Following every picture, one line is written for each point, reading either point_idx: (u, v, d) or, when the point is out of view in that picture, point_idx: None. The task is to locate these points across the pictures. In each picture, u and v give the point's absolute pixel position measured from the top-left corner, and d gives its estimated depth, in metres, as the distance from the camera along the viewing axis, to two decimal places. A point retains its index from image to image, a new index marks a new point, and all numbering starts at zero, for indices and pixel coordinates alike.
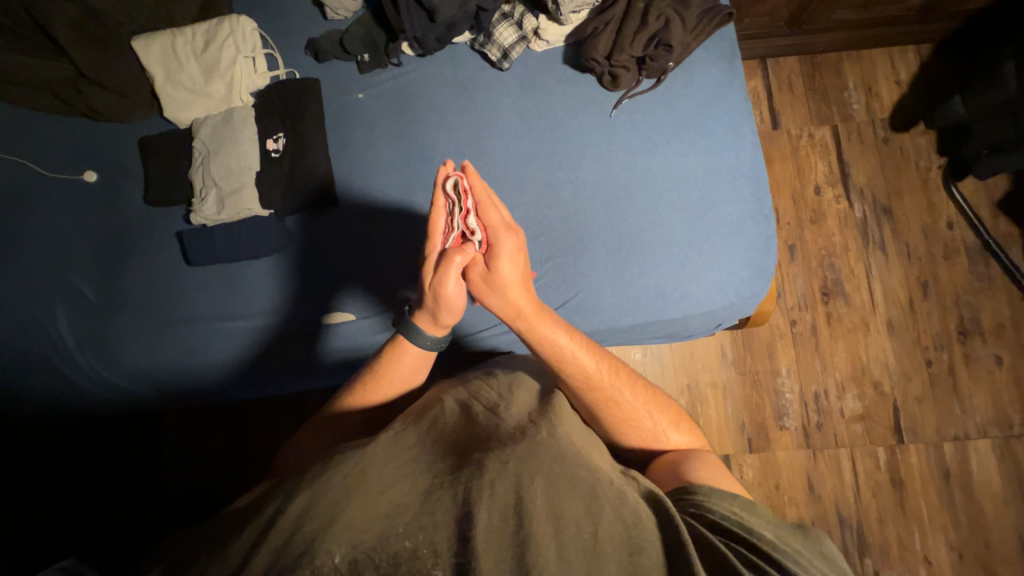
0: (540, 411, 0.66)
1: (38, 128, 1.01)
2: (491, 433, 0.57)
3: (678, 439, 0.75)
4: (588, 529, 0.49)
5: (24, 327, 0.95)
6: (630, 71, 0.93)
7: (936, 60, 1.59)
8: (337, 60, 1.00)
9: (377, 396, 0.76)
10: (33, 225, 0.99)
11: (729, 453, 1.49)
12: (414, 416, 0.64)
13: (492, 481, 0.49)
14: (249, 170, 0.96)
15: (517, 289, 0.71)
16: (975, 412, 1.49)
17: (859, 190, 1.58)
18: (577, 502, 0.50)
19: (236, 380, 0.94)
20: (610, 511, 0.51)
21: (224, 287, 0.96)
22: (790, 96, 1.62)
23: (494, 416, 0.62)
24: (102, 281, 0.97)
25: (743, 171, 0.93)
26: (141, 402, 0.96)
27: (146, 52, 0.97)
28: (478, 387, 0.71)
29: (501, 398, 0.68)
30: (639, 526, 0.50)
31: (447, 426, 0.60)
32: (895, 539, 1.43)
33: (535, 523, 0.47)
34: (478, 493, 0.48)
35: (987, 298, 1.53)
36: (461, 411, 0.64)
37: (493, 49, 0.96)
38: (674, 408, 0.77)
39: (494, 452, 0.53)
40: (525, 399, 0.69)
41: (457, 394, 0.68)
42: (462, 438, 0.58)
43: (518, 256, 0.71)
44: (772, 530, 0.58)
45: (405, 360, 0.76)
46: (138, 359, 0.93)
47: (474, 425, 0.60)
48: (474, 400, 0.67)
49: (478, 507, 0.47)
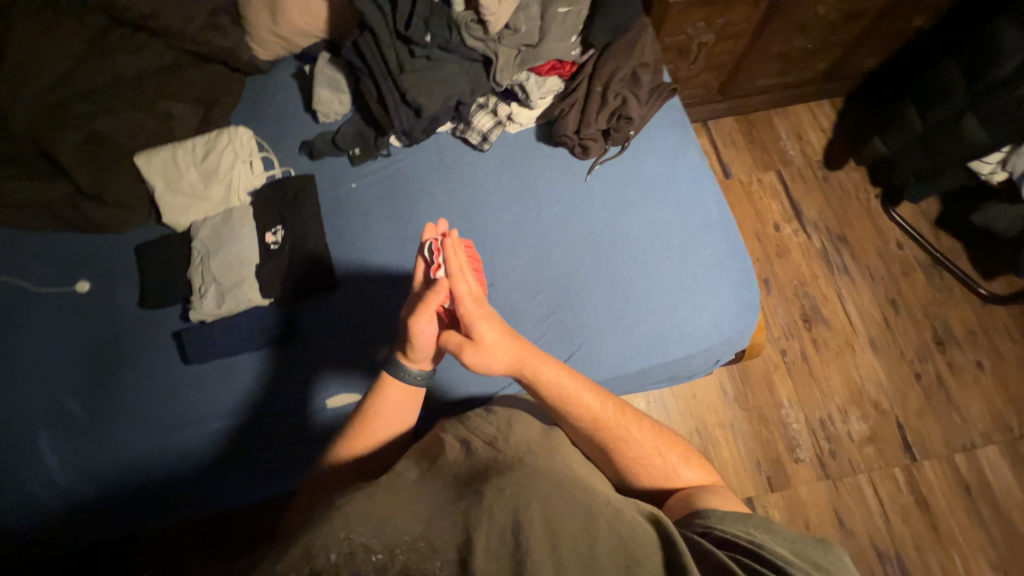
0: (539, 442, 0.66)
1: (29, 246, 1.02)
2: (491, 464, 0.58)
3: (690, 477, 0.73)
4: (585, 544, 0.50)
5: (5, 453, 0.89)
6: (598, 141, 1.04)
7: (850, 110, 1.84)
8: (330, 156, 1.09)
9: (361, 445, 0.72)
10: (17, 341, 0.96)
11: (751, 495, 1.44)
12: (415, 456, 0.64)
13: (490, 505, 0.50)
14: (249, 264, 0.99)
15: (502, 346, 0.72)
16: (975, 419, 1.52)
17: (812, 223, 1.73)
18: (575, 521, 0.51)
19: (227, 482, 0.90)
20: (607, 528, 0.52)
21: (225, 382, 0.94)
22: (735, 150, 1.81)
23: (493, 449, 0.62)
24: (91, 393, 0.93)
25: (713, 217, 1.02)
26: (127, 519, 0.89)
27: (148, 165, 1.02)
28: (475, 423, 0.70)
29: (499, 431, 0.67)
30: (635, 537, 0.52)
31: (447, 463, 0.59)
32: (938, 566, 1.38)
33: (534, 542, 0.47)
34: (477, 518, 0.48)
35: (952, 307, 1.63)
36: (461, 447, 0.63)
37: (474, 134, 1.07)
38: (682, 443, 0.77)
39: (493, 480, 0.54)
40: (523, 428, 0.68)
41: (457, 431, 0.68)
42: (462, 472, 0.57)
43: (492, 319, 0.72)
44: (787, 544, 0.59)
45: (390, 397, 0.74)
46: (134, 471, 0.88)
47: (473, 459, 0.60)
48: (473, 435, 0.66)
49: (479, 531, 0.47)
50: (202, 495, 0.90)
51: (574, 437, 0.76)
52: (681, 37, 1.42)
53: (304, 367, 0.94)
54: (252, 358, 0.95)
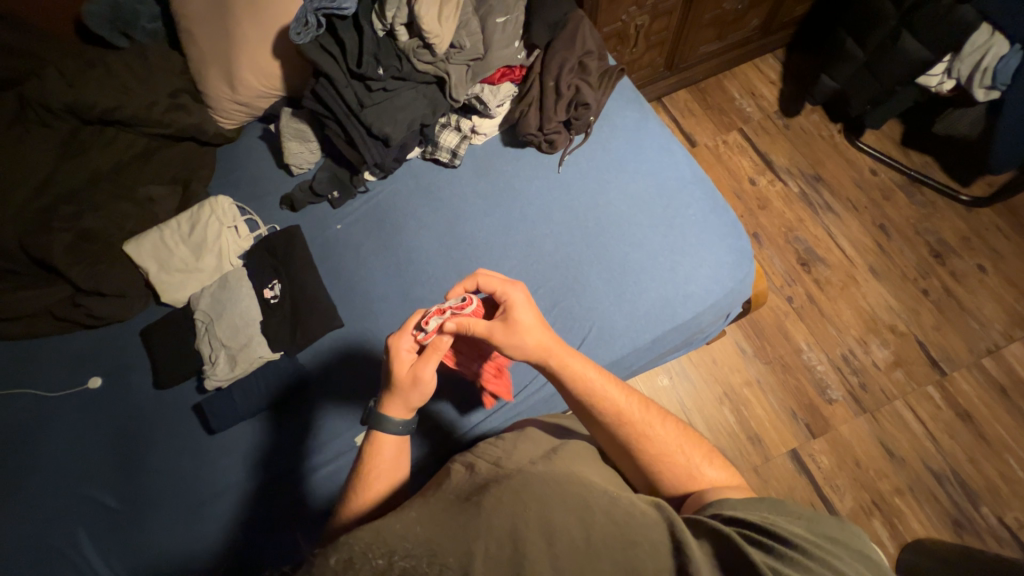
0: (541, 454, 0.71)
1: (33, 355, 1.03)
2: (491, 477, 0.62)
3: (712, 476, 0.72)
4: (581, 535, 0.52)
5: (46, 562, 0.87)
6: (562, 133, 1.07)
7: (792, 58, 1.91)
8: (311, 204, 1.12)
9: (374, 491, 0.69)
10: (39, 450, 0.95)
11: (795, 446, 1.43)
12: (429, 487, 0.67)
13: (488, 516, 0.54)
14: (252, 323, 1.00)
15: (537, 332, 0.75)
16: (992, 321, 1.52)
17: (786, 170, 1.77)
18: (570, 514, 0.54)
19: (252, 550, 0.88)
20: (601, 514, 0.54)
21: (259, 438, 0.95)
22: (695, 118, 1.87)
23: (497, 466, 0.66)
24: (122, 482, 0.93)
25: (688, 178, 1.05)
26: None
27: (138, 250, 1.04)
28: (484, 449, 0.73)
29: (505, 452, 0.71)
30: (632, 521, 0.54)
31: (454, 486, 0.63)
32: (997, 475, 1.36)
33: (529, 545, 0.51)
34: (477, 530, 0.53)
35: (940, 219, 1.66)
36: (466, 470, 0.67)
37: (443, 152, 1.10)
38: (705, 443, 0.76)
39: (491, 491, 0.58)
40: (526, 447, 0.73)
41: (464, 458, 0.71)
42: (464, 489, 0.61)
43: (529, 305, 0.78)
44: (801, 523, 0.58)
45: (387, 451, 0.72)
46: (178, 549, 0.88)
47: (476, 477, 0.64)
48: (478, 459, 0.69)
49: (475, 545, 0.52)
50: (226, 566, 0.87)
51: (591, 428, 0.77)
52: (618, 24, 1.48)
53: (325, 410, 0.96)
54: (282, 411, 0.96)
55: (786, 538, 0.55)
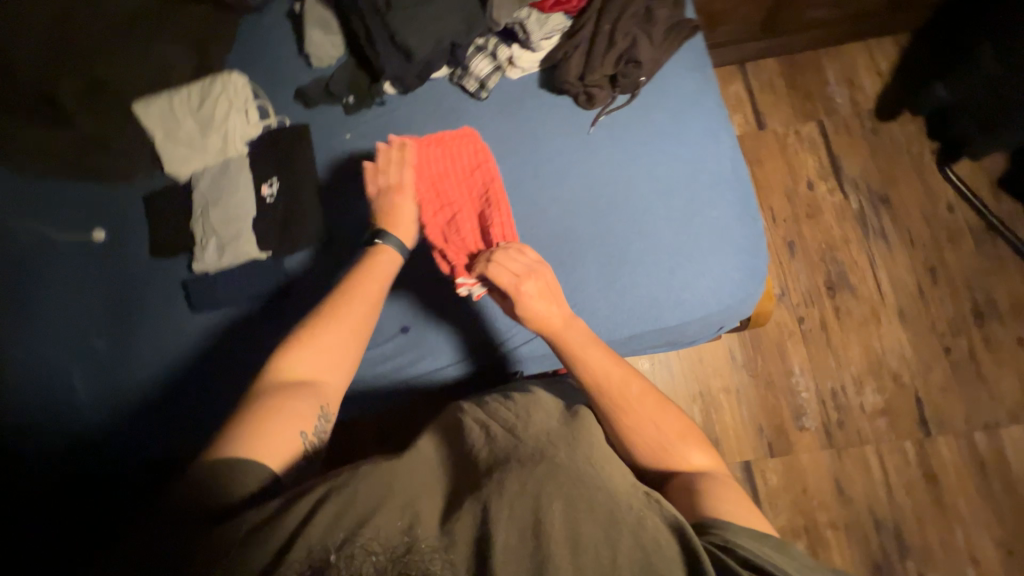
0: (559, 427, 0.59)
1: (46, 194, 1.06)
2: (511, 454, 0.54)
3: (698, 464, 0.68)
4: (606, 554, 0.48)
5: (39, 381, 0.98)
6: (604, 88, 0.97)
7: (913, 48, 1.62)
8: (324, 104, 1.06)
9: (332, 317, 0.75)
10: (44, 282, 1.03)
11: (749, 459, 1.44)
12: (436, 437, 0.61)
13: (511, 506, 0.49)
14: (246, 216, 1.00)
15: (545, 314, 0.74)
16: (1005, 397, 1.43)
17: (852, 181, 1.58)
18: (597, 527, 0.49)
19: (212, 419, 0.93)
20: (629, 537, 0.49)
21: (266, 325, 0.97)
22: (773, 96, 1.64)
23: (512, 436, 0.57)
24: (112, 331, 1.00)
25: (727, 174, 0.95)
26: (123, 448, 0.94)
27: (145, 112, 1.02)
28: (495, 406, 0.63)
29: (519, 414, 0.61)
30: (660, 552, 0.49)
31: (469, 453, 0.57)
32: (937, 539, 1.36)
33: (551, 544, 0.48)
34: (500, 521, 0.48)
35: (1000, 278, 1.49)
36: (479, 433, 0.59)
37: (471, 80, 1.01)
38: (689, 425, 0.70)
39: (512, 473, 0.52)
40: (546, 414, 0.61)
41: (473, 412, 0.62)
42: (483, 461, 0.55)
43: (546, 292, 0.76)
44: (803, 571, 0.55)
45: (370, 279, 0.81)
46: (195, 413, 0.94)
47: (494, 446, 0.56)
48: (492, 419, 0.61)
49: (496, 533, 0.48)
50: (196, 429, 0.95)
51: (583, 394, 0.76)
52: None
53: (303, 318, 0.96)
54: (282, 304, 0.97)
55: None
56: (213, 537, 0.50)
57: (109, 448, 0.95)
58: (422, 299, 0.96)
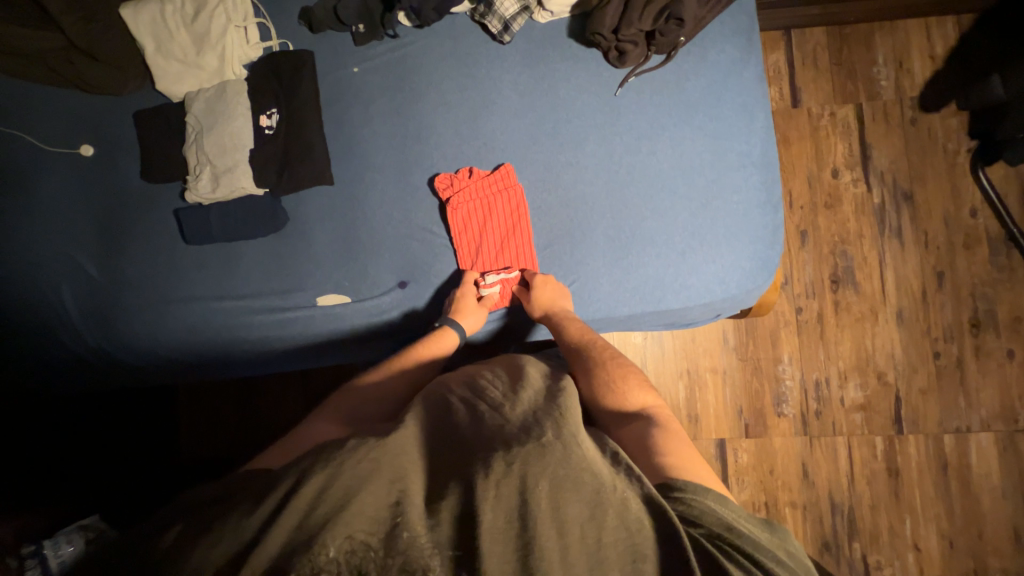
0: (546, 407, 0.62)
1: (28, 100, 0.99)
2: (496, 435, 0.56)
3: (648, 404, 0.72)
4: (592, 534, 0.49)
5: (27, 298, 0.96)
6: (638, 46, 0.88)
7: (975, 33, 1.48)
8: (332, 30, 0.97)
9: (389, 368, 0.81)
10: (28, 195, 0.98)
11: (724, 437, 1.49)
12: (424, 414, 0.64)
13: (498, 488, 0.50)
14: (243, 147, 0.93)
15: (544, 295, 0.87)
16: (981, 405, 1.46)
17: (879, 173, 1.50)
18: (582, 507, 0.50)
19: (213, 357, 0.96)
20: (613, 517, 0.50)
21: (263, 267, 0.96)
22: (814, 71, 1.52)
23: (499, 415, 0.61)
24: (103, 255, 0.97)
25: (754, 157, 0.91)
26: (127, 371, 0.98)
27: (135, 19, 0.93)
28: (484, 386, 0.68)
29: (506, 397, 0.65)
30: (641, 531, 0.50)
31: (456, 432, 0.60)
32: (886, 526, 1.45)
33: (538, 524, 0.48)
34: (485, 501, 0.49)
35: (1006, 290, 1.47)
36: (467, 411, 0.63)
37: (494, 19, 0.91)
38: (639, 375, 0.76)
39: (499, 453, 0.53)
40: (532, 395, 0.66)
41: (464, 393, 0.67)
42: (468, 439, 0.57)
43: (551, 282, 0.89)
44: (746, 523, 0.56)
45: (437, 344, 0.85)
46: (195, 349, 0.95)
47: (482, 426, 0.59)
48: (479, 399, 0.65)
49: (482, 512, 0.48)
50: (193, 365, 0.97)
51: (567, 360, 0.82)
52: None
53: (302, 264, 0.95)
54: (282, 250, 0.96)
55: (747, 550, 0.52)
56: (215, 517, 0.50)
57: (113, 368, 0.98)
58: (421, 254, 0.94)
